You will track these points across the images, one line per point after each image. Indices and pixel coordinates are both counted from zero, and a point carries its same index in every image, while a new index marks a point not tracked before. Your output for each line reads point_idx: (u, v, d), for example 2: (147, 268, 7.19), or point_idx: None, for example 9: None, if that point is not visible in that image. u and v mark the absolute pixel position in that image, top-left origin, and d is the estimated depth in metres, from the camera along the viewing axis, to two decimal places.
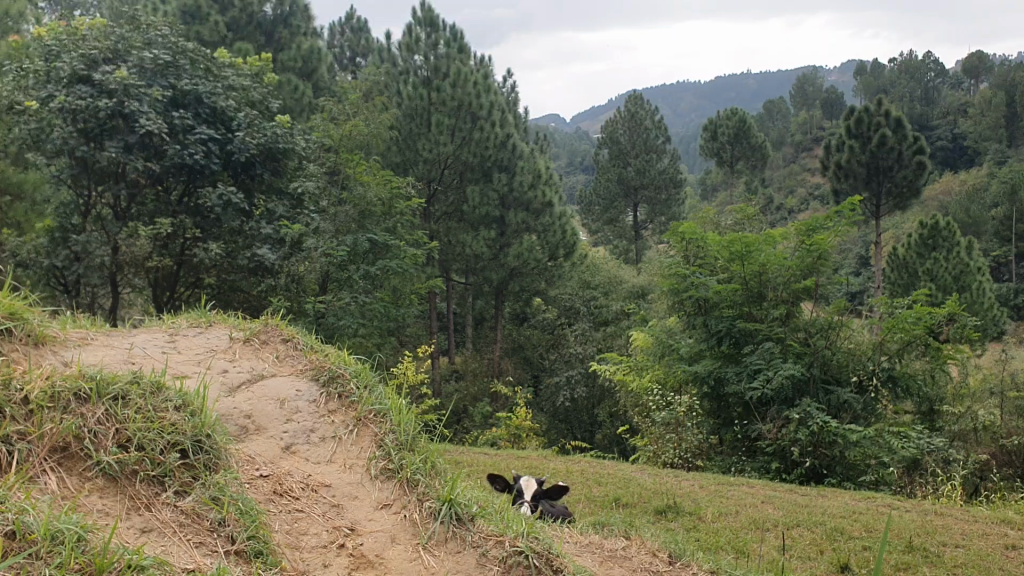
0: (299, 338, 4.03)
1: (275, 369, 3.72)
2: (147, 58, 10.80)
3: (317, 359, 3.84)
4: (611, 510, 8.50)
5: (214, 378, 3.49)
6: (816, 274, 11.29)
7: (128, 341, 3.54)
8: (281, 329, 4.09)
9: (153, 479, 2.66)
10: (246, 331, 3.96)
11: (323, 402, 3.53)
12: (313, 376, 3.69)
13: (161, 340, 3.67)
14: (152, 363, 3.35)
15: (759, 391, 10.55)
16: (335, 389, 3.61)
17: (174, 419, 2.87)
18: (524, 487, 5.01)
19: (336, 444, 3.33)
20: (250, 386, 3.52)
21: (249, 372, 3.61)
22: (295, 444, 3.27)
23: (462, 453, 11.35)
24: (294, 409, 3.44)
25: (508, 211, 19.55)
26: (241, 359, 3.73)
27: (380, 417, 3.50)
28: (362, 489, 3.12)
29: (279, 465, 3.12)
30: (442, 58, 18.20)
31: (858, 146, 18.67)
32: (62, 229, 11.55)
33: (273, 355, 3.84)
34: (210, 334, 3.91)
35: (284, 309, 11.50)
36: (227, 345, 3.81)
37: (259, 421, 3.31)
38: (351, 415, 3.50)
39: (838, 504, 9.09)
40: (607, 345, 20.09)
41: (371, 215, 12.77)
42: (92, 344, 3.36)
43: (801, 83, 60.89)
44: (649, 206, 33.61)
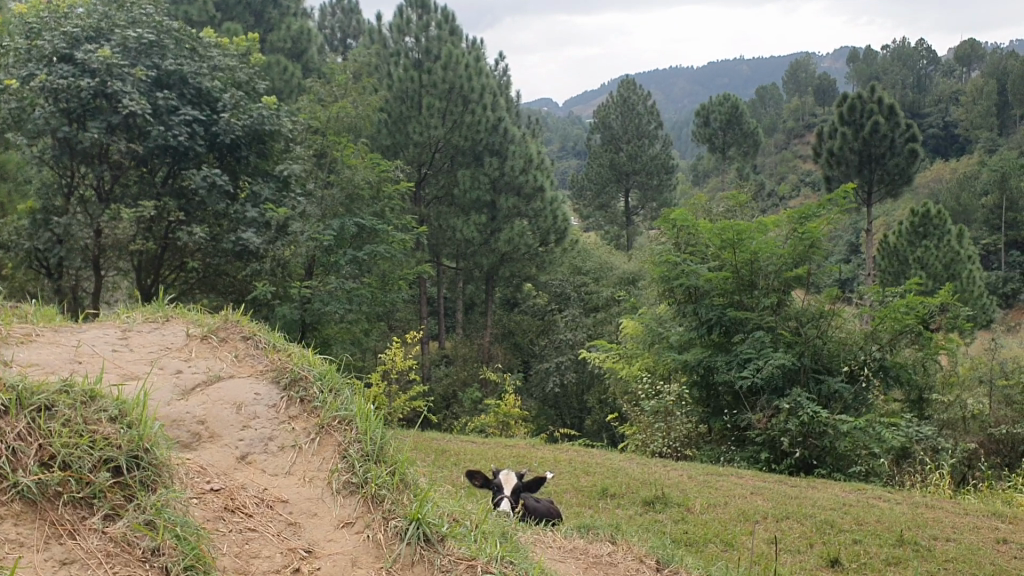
0: (260, 336, 3.82)
1: (234, 370, 3.52)
2: (130, 37, 10.52)
3: (279, 360, 3.63)
4: (599, 502, 8.37)
5: (166, 381, 3.29)
6: (808, 262, 11.09)
7: (76, 338, 3.37)
8: (242, 325, 3.89)
9: (80, 503, 2.46)
10: (204, 327, 3.75)
11: (283, 407, 3.35)
12: (273, 378, 3.50)
13: (111, 337, 3.49)
14: (98, 364, 3.18)
15: (750, 380, 10.43)
16: (296, 393, 3.43)
17: (107, 433, 2.66)
18: (505, 484, 4.84)
19: (296, 454, 3.15)
20: (205, 388, 3.33)
21: (204, 372, 3.43)
22: (251, 454, 3.10)
23: (450, 441, 11.22)
24: (252, 415, 3.26)
25: (500, 196, 19.27)
26: (196, 358, 3.54)
27: (345, 424, 3.31)
28: (323, 506, 2.93)
29: (232, 478, 2.95)
30: (433, 39, 18.21)
31: (850, 134, 18.55)
32: (46, 211, 11.19)
33: (231, 354, 3.64)
34: (167, 330, 3.72)
35: (269, 295, 11.31)
36: (183, 343, 3.62)
37: (213, 428, 3.14)
38: (314, 422, 3.31)
39: (828, 495, 9.00)
40: (597, 332, 19.99)
41: (360, 198, 12.42)
42: (36, 344, 3.18)
43: (794, 71, 60.61)
44: (641, 191, 33.43)
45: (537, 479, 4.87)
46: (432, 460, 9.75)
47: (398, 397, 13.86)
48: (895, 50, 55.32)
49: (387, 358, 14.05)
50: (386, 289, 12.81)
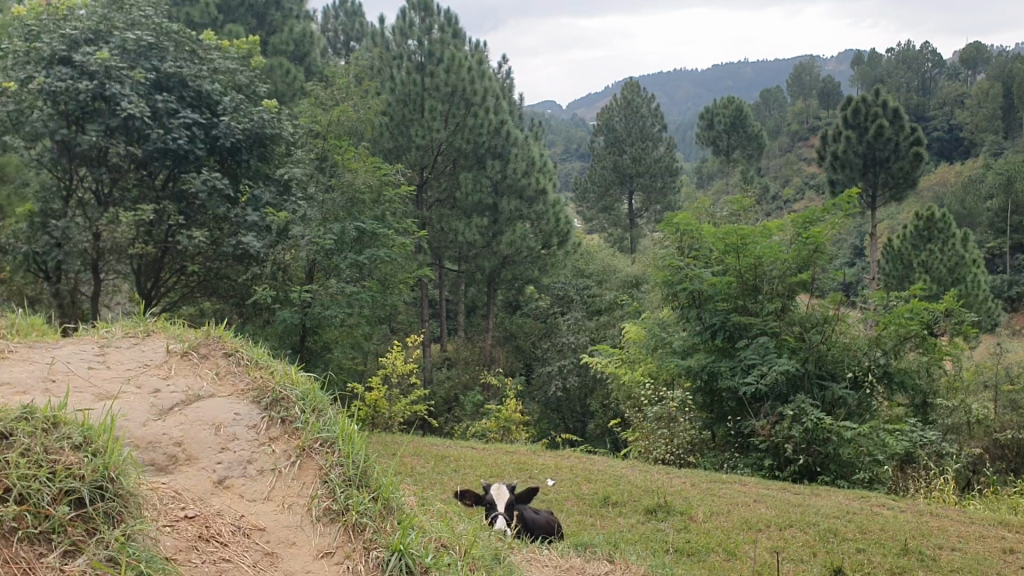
0: (243, 352, 3.69)
1: (215, 389, 3.39)
2: (129, 39, 10.47)
3: (262, 377, 3.49)
4: (600, 510, 8.28)
5: (142, 401, 3.14)
6: (812, 267, 11.01)
7: (50, 355, 3.28)
8: (223, 341, 3.77)
9: (37, 539, 2.25)
10: (185, 343, 3.63)
11: (263, 428, 3.18)
12: (254, 398, 3.35)
13: (89, 354, 3.40)
14: (72, 382, 3.08)
15: (754, 386, 10.33)
16: (277, 414, 3.27)
17: (70, 462, 2.46)
18: (498, 500, 4.73)
19: (276, 477, 2.97)
20: (183, 409, 3.18)
21: (184, 392, 3.29)
22: (229, 478, 2.92)
23: (450, 446, 11.13)
24: (231, 437, 3.09)
25: (502, 199, 19.14)
26: (176, 375, 3.41)
27: (327, 446, 3.15)
28: (301, 535, 2.74)
29: (208, 504, 2.76)
30: (435, 42, 18.15)
31: (854, 137, 18.48)
32: (43, 215, 11.07)
33: (213, 372, 3.51)
34: (148, 346, 3.61)
35: (270, 299, 11.22)
36: (162, 359, 3.50)
37: (191, 450, 2.97)
38: (295, 443, 3.14)
39: (831, 503, 8.91)
40: (600, 335, 19.91)
41: (360, 203, 12.31)
42: (8, 364, 3.07)
43: (798, 74, 60.50)
44: (645, 194, 33.37)
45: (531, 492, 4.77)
46: (432, 467, 9.67)
47: (399, 401, 13.78)
48: (900, 52, 55.20)
49: (388, 361, 13.97)
50: (387, 293, 12.71)
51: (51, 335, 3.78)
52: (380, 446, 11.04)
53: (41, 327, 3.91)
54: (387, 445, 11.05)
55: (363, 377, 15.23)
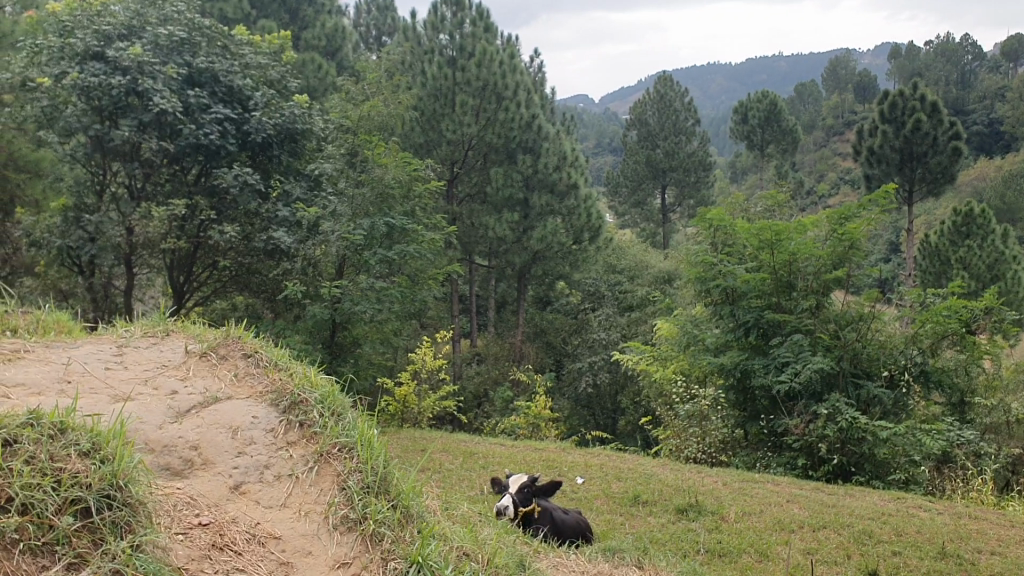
0: (262, 354, 3.64)
1: (233, 391, 3.33)
2: (162, 34, 10.52)
3: (281, 380, 3.43)
4: (630, 509, 8.20)
5: (159, 404, 3.09)
6: (847, 264, 10.85)
7: (68, 355, 3.24)
8: (243, 342, 3.73)
9: (40, 550, 2.15)
10: (204, 344, 3.60)
11: (281, 432, 3.12)
12: (272, 401, 3.29)
13: (106, 354, 3.36)
14: (88, 384, 3.03)
15: (787, 385, 10.17)
16: (295, 417, 3.20)
17: (77, 471, 2.37)
18: (512, 483, 4.87)
19: (293, 484, 2.89)
20: (200, 412, 3.12)
21: (201, 394, 3.23)
22: (245, 484, 2.84)
23: (479, 443, 11.08)
24: (248, 441, 3.02)
25: (533, 193, 18.98)
26: (194, 377, 3.36)
27: (345, 452, 3.08)
28: (317, 544, 2.66)
29: (222, 511, 2.68)
30: (467, 37, 18.10)
31: (891, 131, 18.19)
32: (76, 209, 11.18)
33: (231, 373, 3.46)
34: (166, 346, 3.58)
35: (299, 295, 11.24)
36: (181, 361, 3.47)
37: (207, 454, 2.90)
38: (313, 449, 3.08)
39: (867, 504, 8.76)
40: (631, 332, 19.78)
41: (391, 199, 11.81)
42: (23, 363, 3.04)
43: (834, 67, 59.74)
44: (677, 188, 33.13)
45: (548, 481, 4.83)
46: (461, 464, 9.65)
47: (428, 396, 13.78)
48: (938, 45, 54.34)
49: (417, 356, 13.97)
50: (416, 288, 12.68)
51: (76, 333, 3.76)
52: (410, 442, 11.03)
53: (66, 324, 3.90)
54: (416, 441, 11.04)
55: (393, 372, 15.24)
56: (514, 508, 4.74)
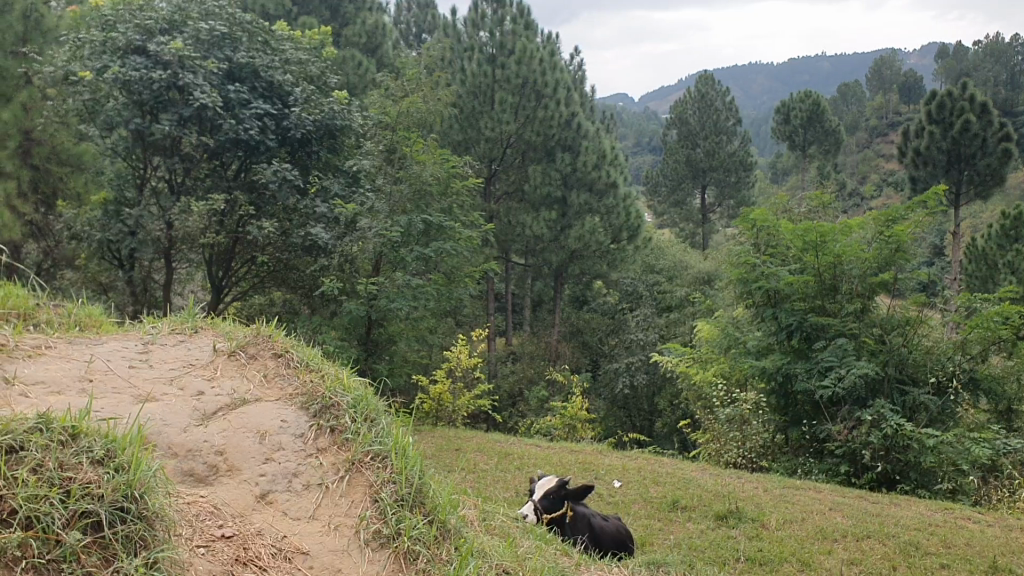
0: (293, 353, 3.53)
1: (262, 393, 3.22)
2: (203, 29, 10.49)
3: (311, 382, 3.32)
4: (669, 514, 8.04)
5: (184, 405, 2.98)
6: (895, 267, 10.62)
7: (91, 352, 3.14)
8: (274, 340, 3.62)
9: (44, 569, 1.99)
10: (233, 343, 3.49)
11: (311, 438, 3.01)
12: (303, 403, 3.18)
13: (132, 352, 3.26)
14: (112, 383, 2.93)
15: (831, 390, 9.94)
16: (325, 422, 3.10)
17: (89, 480, 2.20)
18: (540, 487, 4.77)
19: (322, 494, 2.77)
20: (227, 415, 3.00)
21: (228, 395, 3.12)
22: (272, 493, 2.72)
23: (514, 444, 10.97)
24: (276, 446, 2.91)
25: (571, 191, 18.80)
26: (221, 377, 3.26)
27: (378, 461, 2.96)
28: (348, 560, 2.52)
29: (248, 522, 2.56)
30: (507, 34, 18.03)
31: (939, 132, 17.80)
32: (117, 202, 11.30)
33: (260, 374, 3.35)
34: (194, 344, 3.48)
35: (336, 291, 11.20)
36: (208, 360, 3.36)
37: (233, 461, 2.79)
38: (344, 457, 2.96)
39: (912, 514, 8.51)
40: (669, 333, 19.56)
41: (428, 195, 11.96)
42: (44, 359, 2.95)
43: (879, 67, 58.70)
44: (718, 188, 32.74)
45: (579, 486, 4.68)
46: (496, 464, 9.54)
47: (463, 394, 13.70)
48: (988, 45, 53.24)
49: (452, 354, 13.89)
50: (452, 285, 12.58)
51: (106, 329, 3.70)
52: (444, 440, 10.96)
53: (98, 318, 3.84)
54: (451, 440, 10.96)
55: (428, 370, 15.19)
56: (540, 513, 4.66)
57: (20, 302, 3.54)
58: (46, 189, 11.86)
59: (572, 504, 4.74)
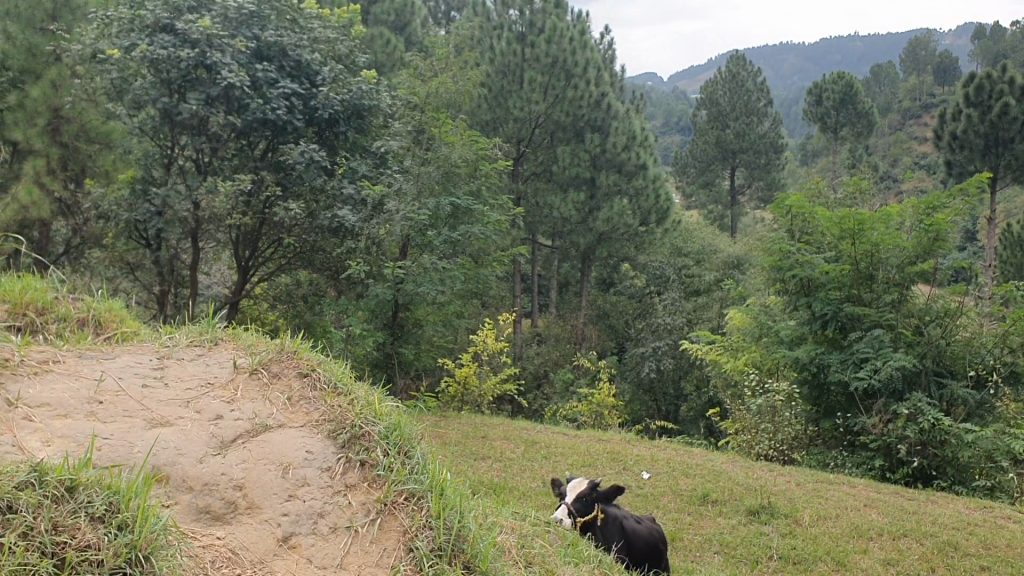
0: (320, 373, 3.28)
1: (286, 418, 2.99)
2: (231, 7, 10.32)
3: (339, 407, 3.08)
4: (699, 508, 7.86)
5: (200, 431, 2.77)
6: (934, 256, 10.31)
7: (101, 368, 2.97)
8: (298, 358, 3.36)
9: None
10: (254, 358, 3.25)
11: (339, 472, 2.78)
12: (330, 433, 2.94)
13: (145, 366, 3.08)
14: (124, 406, 2.77)
15: (865, 382, 9.71)
16: (355, 455, 2.86)
17: (88, 544, 2.05)
18: (572, 489, 4.58)
19: (351, 539, 2.54)
20: (247, 443, 2.79)
21: (249, 420, 2.89)
22: (296, 536, 2.49)
23: (540, 432, 10.80)
24: (301, 482, 2.68)
25: (600, 172, 18.52)
26: (242, 398, 3.03)
27: (414, 502, 2.73)
28: None
29: (269, 572, 2.34)
30: (538, 13, 17.97)
31: (976, 116, 17.33)
32: (144, 181, 11.24)
33: (283, 396, 3.11)
34: (213, 358, 3.26)
35: (363, 274, 11.06)
36: (228, 377, 3.14)
37: (253, 497, 2.58)
38: (376, 497, 2.73)
39: (950, 512, 8.27)
40: (697, 317, 19.29)
41: (456, 177, 11.75)
42: (51, 378, 2.79)
43: (914, 47, 57.55)
44: (747, 170, 32.25)
45: (612, 487, 4.55)
46: (522, 453, 9.40)
47: (490, 378, 13.52)
48: None
49: (478, 338, 13.71)
50: (479, 268, 12.43)
51: (126, 327, 3.55)
52: (469, 427, 10.82)
53: (120, 314, 3.71)
54: (478, 427, 10.81)
55: (453, 352, 15.03)
56: (570, 520, 4.43)
57: (38, 295, 3.47)
58: (74, 167, 11.81)
59: (602, 506, 4.60)
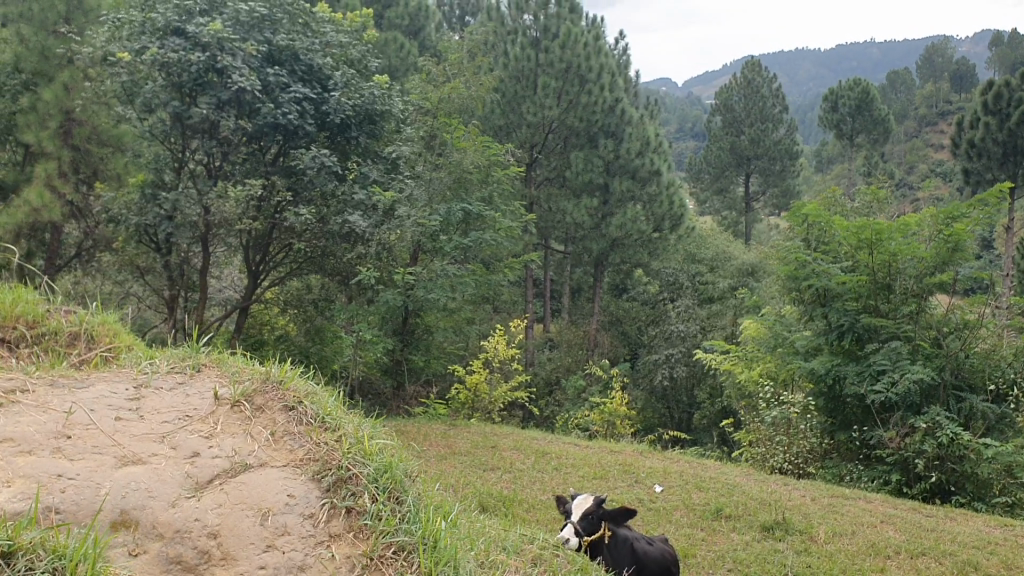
0: (307, 407, 3.14)
1: (268, 457, 2.83)
2: (243, 11, 10.19)
3: (325, 448, 2.93)
4: (712, 524, 7.69)
5: (175, 471, 2.63)
6: (953, 267, 10.10)
7: (71, 400, 2.87)
8: (284, 389, 3.23)
9: None
10: (237, 391, 3.12)
11: (323, 520, 2.61)
12: (314, 475, 2.78)
13: (119, 397, 2.97)
14: (94, 444, 2.64)
15: (883, 395, 9.50)
16: (341, 503, 2.69)
17: None
18: (577, 507, 4.36)
19: None
20: (224, 486, 2.63)
21: (227, 460, 2.74)
22: None
23: (550, 442, 10.62)
24: (281, 530, 2.51)
25: (614, 178, 18.28)
26: (221, 434, 2.89)
27: (401, 557, 2.55)
28: None
29: None
30: (552, 18, 17.91)
31: (995, 124, 17.10)
32: (154, 184, 11.14)
33: (266, 432, 2.96)
34: (194, 389, 3.13)
35: (373, 280, 10.91)
36: (207, 411, 3.00)
37: (228, 545, 2.41)
38: (362, 551, 2.55)
39: (969, 529, 8.07)
40: (712, 325, 19.06)
41: (468, 183, 12.21)
42: (15, 412, 2.70)
43: (931, 53, 56.87)
44: (762, 176, 31.99)
45: (619, 507, 4.33)
46: (533, 464, 9.25)
47: (501, 385, 13.35)
48: None
49: (489, 344, 13.56)
50: (490, 275, 12.33)
51: (117, 343, 3.48)
52: (479, 436, 10.65)
53: (113, 326, 3.65)
54: (488, 436, 10.67)
55: (464, 358, 14.90)
56: (576, 540, 4.22)
57: (29, 309, 3.43)
58: (86, 170, 11.73)
59: (610, 526, 4.39)
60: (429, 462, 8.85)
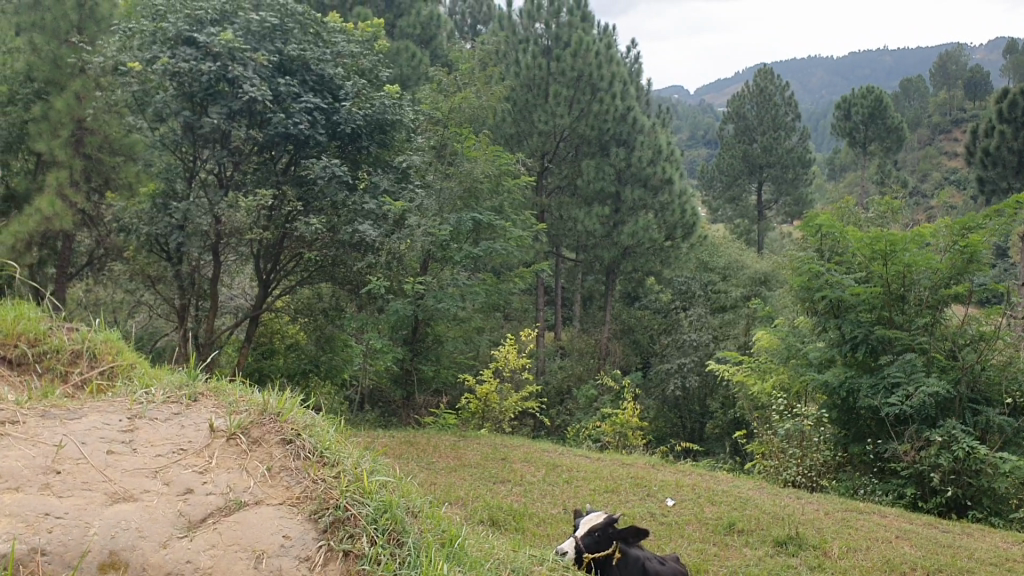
0: (305, 440, 3.09)
1: (264, 493, 2.78)
2: (253, 20, 10.14)
3: (323, 484, 2.88)
4: (724, 538, 7.59)
5: (167, 509, 2.57)
6: (969, 278, 9.97)
7: (64, 433, 2.81)
8: (282, 421, 3.18)
9: None
10: (234, 422, 3.07)
11: (319, 563, 2.56)
12: (311, 514, 2.73)
13: (113, 429, 2.92)
14: (84, 480, 2.59)
15: (898, 408, 9.38)
16: (339, 545, 2.63)
17: None
18: (585, 523, 4.41)
19: None
20: (217, 524, 2.58)
21: (222, 496, 2.69)
22: None
23: (561, 454, 10.53)
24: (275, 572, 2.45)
25: (625, 187, 18.20)
26: (216, 468, 2.84)
27: None
28: None
29: None
30: (564, 27, 17.95)
31: (1010, 132, 16.92)
32: (165, 194, 11.12)
33: (263, 467, 2.91)
34: (190, 420, 3.08)
35: (382, 290, 10.85)
36: (202, 444, 2.95)
37: None
38: None
39: (986, 545, 7.94)
40: (724, 334, 18.93)
41: (478, 192, 12.10)
42: (6, 446, 2.65)
43: (944, 61, 56.60)
44: (775, 184, 31.83)
45: (628, 526, 4.32)
46: (543, 477, 9.16)
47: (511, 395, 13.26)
48: None
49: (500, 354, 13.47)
50: (500, 284, 12.25)
51: (118, 368, 3.46)
52: (488, 448, 10.56)
53: (116, 345, 3.67)
54: (497, 448, 10.58)
55: (474, 368, 14.82)
56: (577, 553, 4.28)
57: (31, 326, 3.48)
58: (97, 179, 11.73)
59: (620, 545, 4.38)
60: (438, 474, 8.78)
